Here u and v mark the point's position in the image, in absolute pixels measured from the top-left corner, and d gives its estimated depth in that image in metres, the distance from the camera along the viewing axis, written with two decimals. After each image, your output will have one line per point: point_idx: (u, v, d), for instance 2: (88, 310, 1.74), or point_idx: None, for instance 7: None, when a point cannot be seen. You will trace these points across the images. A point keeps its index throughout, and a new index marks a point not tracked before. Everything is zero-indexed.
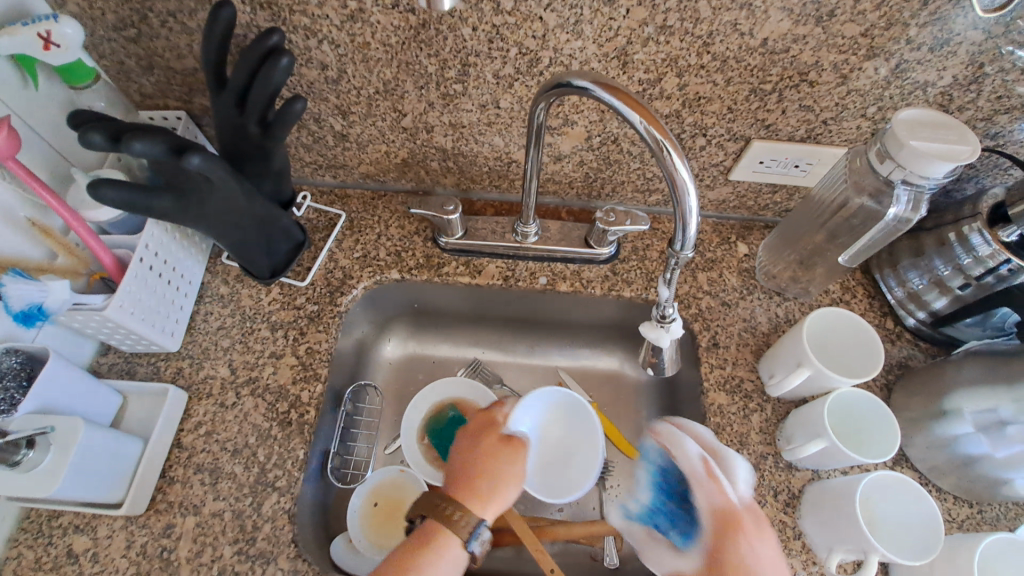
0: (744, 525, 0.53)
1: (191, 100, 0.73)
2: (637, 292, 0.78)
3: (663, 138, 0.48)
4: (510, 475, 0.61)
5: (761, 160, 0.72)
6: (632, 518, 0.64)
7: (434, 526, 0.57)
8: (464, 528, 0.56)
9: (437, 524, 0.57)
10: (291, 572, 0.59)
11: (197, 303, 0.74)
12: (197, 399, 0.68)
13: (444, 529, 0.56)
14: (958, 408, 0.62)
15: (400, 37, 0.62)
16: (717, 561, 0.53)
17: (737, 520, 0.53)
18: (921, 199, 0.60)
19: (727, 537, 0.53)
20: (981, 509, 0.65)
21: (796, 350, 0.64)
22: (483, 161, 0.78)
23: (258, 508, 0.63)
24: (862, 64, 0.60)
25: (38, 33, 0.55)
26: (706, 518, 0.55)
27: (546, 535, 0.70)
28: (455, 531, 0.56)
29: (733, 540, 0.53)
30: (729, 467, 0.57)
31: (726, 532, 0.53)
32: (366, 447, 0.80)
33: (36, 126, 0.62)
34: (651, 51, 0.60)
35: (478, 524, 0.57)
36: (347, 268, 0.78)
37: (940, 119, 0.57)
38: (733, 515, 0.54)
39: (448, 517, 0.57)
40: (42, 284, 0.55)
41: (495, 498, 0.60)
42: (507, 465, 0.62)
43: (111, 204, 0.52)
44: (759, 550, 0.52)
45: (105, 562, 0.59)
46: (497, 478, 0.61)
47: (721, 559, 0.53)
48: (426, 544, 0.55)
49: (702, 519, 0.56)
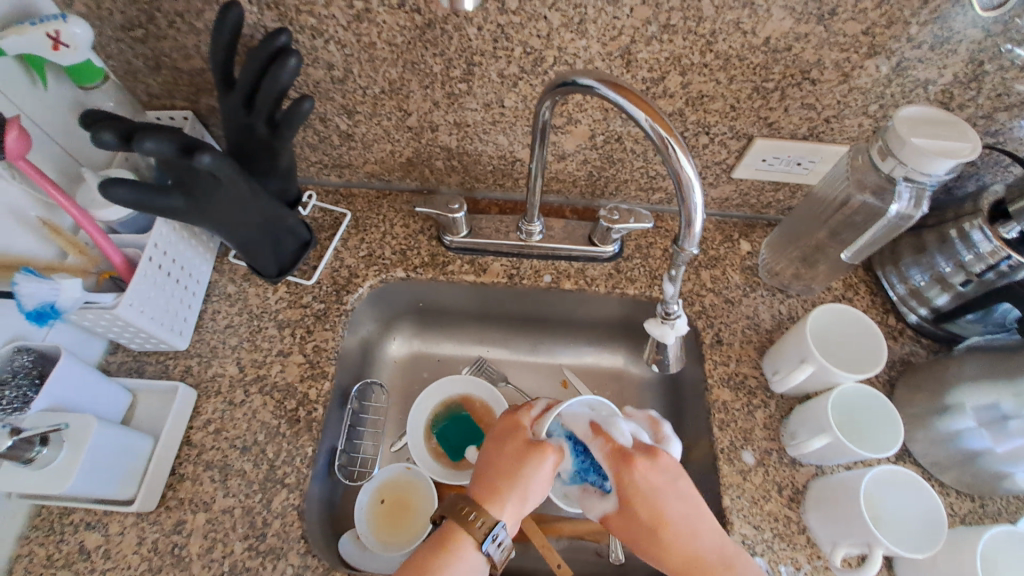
0: (638, 460, 0.57)
1: (197, 101, 0.74)
2: (641, 289, 0.78)
3: (668, 136, 0.49)
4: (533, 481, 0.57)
5: (763, 158, 0.73)
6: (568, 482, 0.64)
7: (452, 527, 0.55)
8: (480, 536, 0.54)
9: (455, 526, 0.55)
10: (301, 568, 0.60)
11: (205, 302, 0.75)
12: (206, 397, 0.69)
13: (462, 531, 0.55)
14: (960, 403, 0.62)
15: (405, 37, 0.62)
16: (625, 495, 0.57)
17: (629, 457, 0.57)
18: (922, 196, 0.61)
19: (626, 474, 0.57)
20: (983, 502, 0.66)
21: (800, 347, 0.65)
22: (487, 160, 0.78)
23: (267, 504, 0.63)
24: (863, 62, 0.61)
25: (48, 33, 0.55)
26: (607, 463, 0.59)
27: (551, 531, 0.73)
28: (471, 538, 0.54)
29: (632, 475, 0.56)
30: (611, 421, 0.60)
31: (623, 471, 0.57)
32: (372, 444, 0.80)
33: (45, 125, 0.62)
34: (654, 49, 0.61)
35: (496, 527, 0.55)
36: (353, 267, 0.78)
37: (940, 116, 0.58)
38: (627, 453, 0.58)
39: (466, 523, 0.55)
40: (54, 283, 0.55)
41: (516, 502, 0.57)
42: (532, 471, 0.57)
43: (122, 203, 0.53)
44: (658, 476, 0.56)
45: (117, 558, 0.60)
46: (519, 484, 0.57)
47: (627, 494, 0.56)
48: (440, 551, 0.54)
49: (603, 464, 0.59)
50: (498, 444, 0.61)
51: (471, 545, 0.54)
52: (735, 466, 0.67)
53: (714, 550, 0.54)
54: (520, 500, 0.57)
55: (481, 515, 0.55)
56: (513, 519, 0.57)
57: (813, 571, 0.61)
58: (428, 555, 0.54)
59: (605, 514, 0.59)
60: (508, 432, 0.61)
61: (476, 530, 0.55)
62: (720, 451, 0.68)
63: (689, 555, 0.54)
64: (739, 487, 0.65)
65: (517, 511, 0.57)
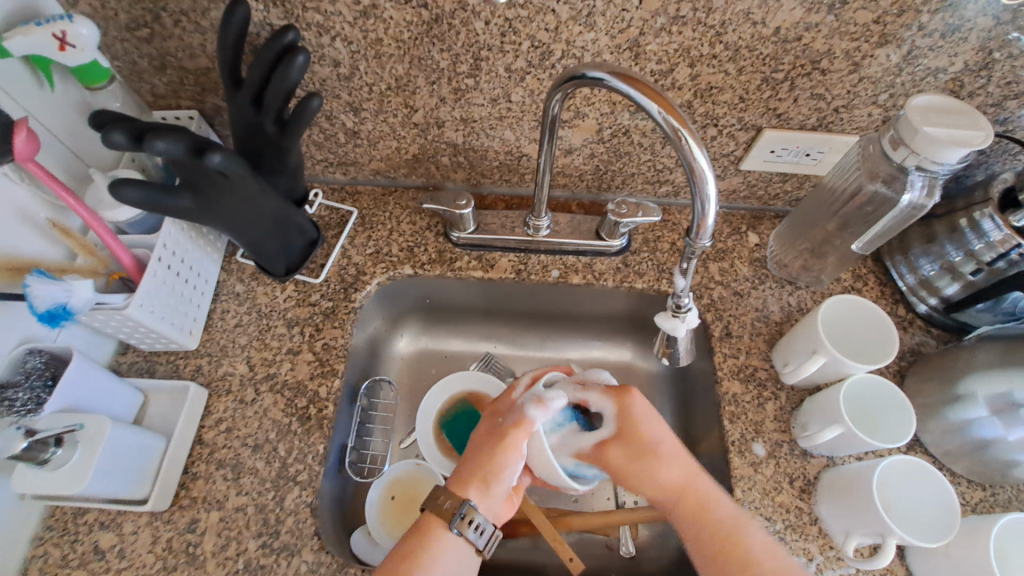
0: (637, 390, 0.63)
1: (203, 100, 0.73)
2: (649, 283, 0.78)
3: (681, 127, 0.49)
4: (496, 465, 0.57)
5: (772, 150, 0.72)
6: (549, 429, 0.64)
7: (430, 516, 0.55)
8: (450, 517, 0.54)
9: (431, 514, 0.55)
10: (315, 564, 0.60)
11: (213, 301, 0.75)
12: (217, 397, 0.69)
13: (437, 519, 0.55)
14: (972, 393, 0.62)
15: (412, 32, 0.62)
16: (625, 423, 0.62)
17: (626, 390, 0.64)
18: (935, 185, 0.61)
19: (627, 405, 0.63)
20: (994, 492, 0.66)
21: (810, 339, 0.65)
22: (494, 155, 0.78)
23: (280, 502, 0.63)
24: (874, 51, 0.61)
25: (53, 33, 0.55)
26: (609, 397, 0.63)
27: (562, 525, 0.72)
28: (443, 522, 0.54)
29: (633, 404, 0.63)
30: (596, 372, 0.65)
31: (625, 407, 0.63)
32: (381, 441, 0.80)
33: (52, 127, 0.62)
34: (663, 41, 0.61)
35: (466, 505, 0.54)
36: (361, 264, 0.78)
37: (952, 105, 0.57)
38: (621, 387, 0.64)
39: (437, 508, 0.55)
40: (66, 284, 0.55)
41: (485, 488, 0.56)
42: (502, 450, 0.57)
43: (131, 203, 0.53)
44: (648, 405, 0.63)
45: (132, 557, 0.60)
46: (487, 465, 0.57)
47: (626, 421, 0.62)
48: (416, 539, 0.54)
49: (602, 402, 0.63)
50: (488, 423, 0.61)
51: (444, 528, 0.54)
52: (746, 458, 0.67)
53: (702, 472, 0.60)
54: (490, 483, 0.56)
55: (450, 498, 0.55)
56: (485, 501, 0.56)
57: (825, 561, 0.61)
58: (405, 542, 0.54)
59: (602, 441, 0.62)
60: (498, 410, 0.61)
61: (453, 519, 0.54)
62: (731, 443, 0.68)
63: (684, 474, 0.60)
64: (751, 479, 0.65)
65: (489, 494, 0.56)
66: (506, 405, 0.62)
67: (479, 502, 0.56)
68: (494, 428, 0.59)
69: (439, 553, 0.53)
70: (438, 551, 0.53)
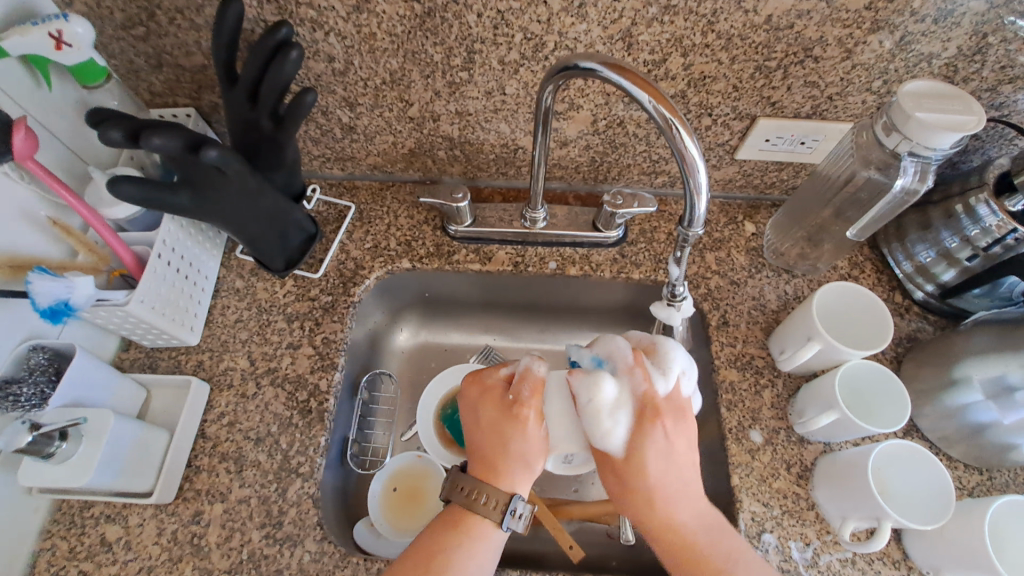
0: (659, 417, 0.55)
1: (200, 97, 0.74)
2: (646, 273, 0.79)
3: (672, 117, 0.49)
4: (526, 443, 0.57)
5: (767, 138, 0.73)
6: (595, 385, 0.55)
7: (466, 514, 0.56)
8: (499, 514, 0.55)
9: (471, 514, 0.56)
10: (318, 554, 0.61)
11: (214, 297, 0.75)
12: (219, 391, 0.70)
13: (481, 519, 0.55)
14: (967, 377, 0.62)
15: (405, 26, 0.62)
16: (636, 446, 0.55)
17: (656, 410, 0.56)
18: (927, 169, 0.60)
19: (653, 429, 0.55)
20: (990, 475, 0.66)
21: (806, 325, 0.65)
22: (490, 148, 0.78)
23: (283, 493, 0.64)
24: (866, 38, 0.61)
25: (50, 32, 0.55)
26: (628, 423, 0.55)
27: (561, 514, 0.73)
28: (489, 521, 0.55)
29: (651, 429, 0.55)
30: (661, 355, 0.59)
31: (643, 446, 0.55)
32: (383, 434, 0.81)
33: (50, 126, 0.63)
34: (655, 31, 0.61)
35: (513, 500, 0.56)
36: (359, 259, 0.79)
37: (944, 90, 0.58)
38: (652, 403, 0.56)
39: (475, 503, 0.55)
40: (67, 280, 0.56)
41: (526, 470, 0.57)
42: (522, 431, 0.57)
43: (129, 199, 0.54)
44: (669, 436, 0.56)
45: (138, 548, 0.61)
46: (515, 451, 0.57)
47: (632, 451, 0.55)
48: (458, 535, 0.55)
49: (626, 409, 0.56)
50: (496, 411, 0.58)
51: (490, 523, 0.56)
52: (743, 445, 0.67)
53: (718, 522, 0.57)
54: (530, 462, 0.57)
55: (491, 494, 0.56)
56: (525, 485, 0.57)
57: (822, 546, 0.62)
58: (444, 538, 0.55)
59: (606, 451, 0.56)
60: (496, 387, 0.60)
61: (505, 519, 0.55)
62: (728, 430, 0.68)
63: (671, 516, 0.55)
64: (748, 465, 0.66)
65: (529, 475, 0.57)
66: (492, 377, 0.60)
67: (523, 483, 0.57)
68: (502, 405, 0.58)
69: (481, 547, 0.55)
70: (486, 545, 0.55)
